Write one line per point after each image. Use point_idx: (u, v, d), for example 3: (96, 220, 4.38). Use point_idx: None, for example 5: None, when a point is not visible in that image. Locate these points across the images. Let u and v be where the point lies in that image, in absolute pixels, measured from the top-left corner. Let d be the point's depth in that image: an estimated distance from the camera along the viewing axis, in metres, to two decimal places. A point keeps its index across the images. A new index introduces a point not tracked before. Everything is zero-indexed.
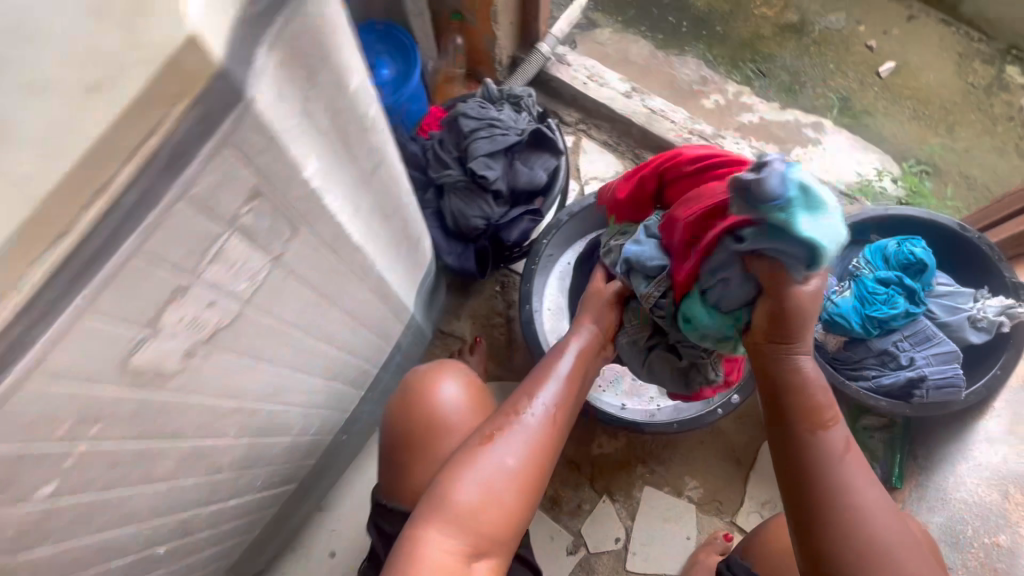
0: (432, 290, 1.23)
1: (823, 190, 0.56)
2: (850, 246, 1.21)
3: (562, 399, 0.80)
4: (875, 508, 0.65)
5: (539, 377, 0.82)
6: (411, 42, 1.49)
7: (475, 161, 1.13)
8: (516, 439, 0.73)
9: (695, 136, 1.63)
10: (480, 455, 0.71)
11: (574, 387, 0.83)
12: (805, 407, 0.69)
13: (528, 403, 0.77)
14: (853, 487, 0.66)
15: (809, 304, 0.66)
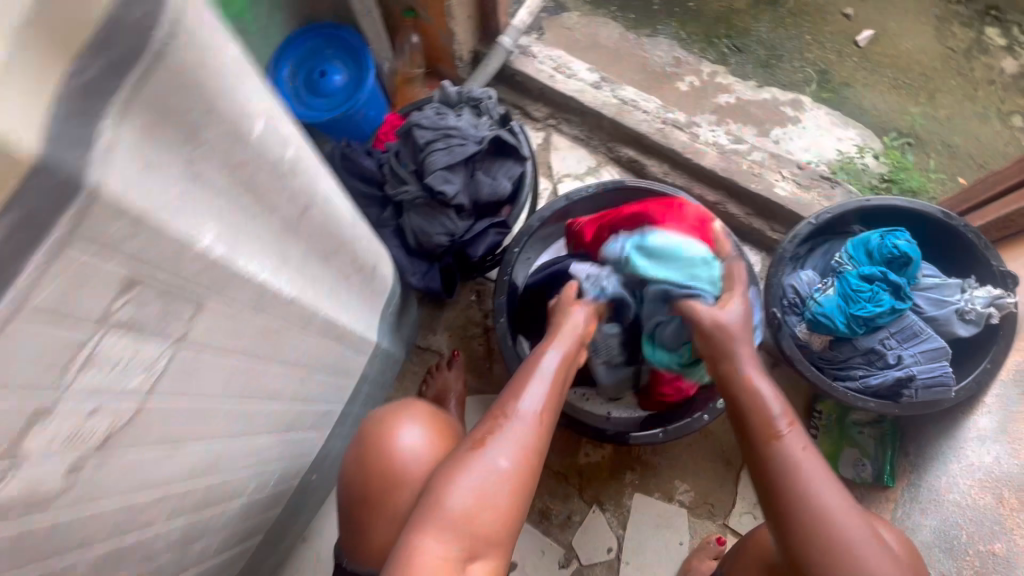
0: (399, 312, 1.17)
1: (666, 243, 0.92)
2: (832, 239, 1.16)
3: (551, 396, 0.77)
4: (832, 506, 0.70)
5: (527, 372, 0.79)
6: (363, 46, 1.41)
7: (433, 176, 1.06)
8: (507, 439, 0.71)
9: (668, 125, 1.55)
10: (472, 462, 0.69)
11: (561, 380, 0.81)
12: (761, 414, 0.75)
13: (516, 403, 0.75)
14: (810, 484, 0.71)
15: (734, 331, 0.83)
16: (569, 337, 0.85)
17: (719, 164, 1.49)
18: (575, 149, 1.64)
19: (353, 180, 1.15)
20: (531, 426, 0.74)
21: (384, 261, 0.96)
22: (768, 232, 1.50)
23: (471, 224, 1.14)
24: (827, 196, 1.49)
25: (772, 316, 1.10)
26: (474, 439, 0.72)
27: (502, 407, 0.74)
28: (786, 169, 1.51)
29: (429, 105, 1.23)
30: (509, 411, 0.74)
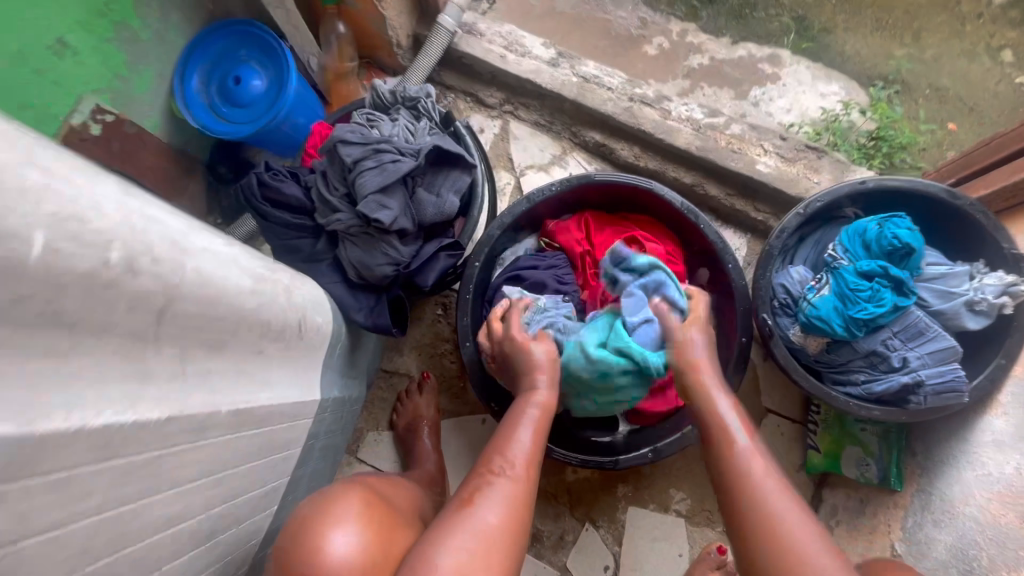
0: (349, 352, 1.04)
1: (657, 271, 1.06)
2: (826, 226, 1.04)
3: (533, 452, 0.82)
4: (786, 510, 0.71)
5: (513, 424, 0.86)
6: (280, 44, 1.22)
7: (365, 201, 0.90)
8: (494, 496, 0.73)
9: (636, 102, 1.38)
10: (461, 518, 0.70)
11: (540, 432, 0.86)
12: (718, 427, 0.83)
13: (501, 461, 0.78)
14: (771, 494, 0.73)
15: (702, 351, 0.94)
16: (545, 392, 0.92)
17: (694, 142, 1.34)
18: (536, 136, 1.49)
19: (278, 209, 1.00)
20: (517, 477, 0.77)
21: (310, 308, 0.82)
22: (752, 212, 1.37)
23: (418, 249, 1.00)
24: (814, 167, 1.35)
25: (762, 322, 0.99)
26: (461, 499, 0.73)
27: (490, 466, 0.78)
28: (767, 141, 1.36)
29: (359, 112, 1.07)
30: (497, 464, 0.78)
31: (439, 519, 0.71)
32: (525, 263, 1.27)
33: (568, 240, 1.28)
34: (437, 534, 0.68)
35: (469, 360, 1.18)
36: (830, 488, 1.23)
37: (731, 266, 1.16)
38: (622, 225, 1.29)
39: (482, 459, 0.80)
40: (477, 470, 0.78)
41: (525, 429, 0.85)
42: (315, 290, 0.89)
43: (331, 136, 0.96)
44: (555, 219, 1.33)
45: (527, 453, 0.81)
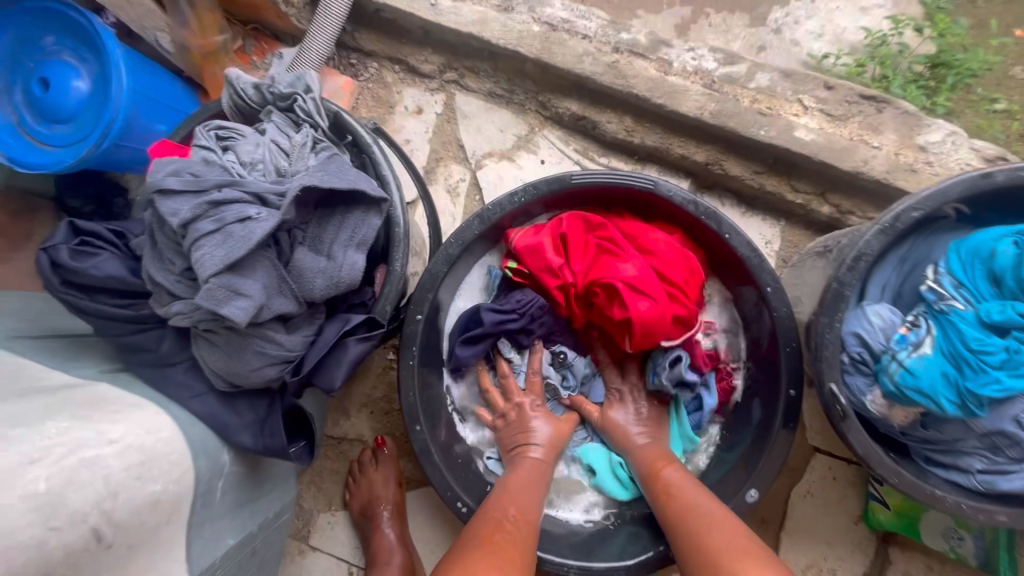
0: (244, 476, 0.74)
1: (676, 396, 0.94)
2: (916, 237, 0.71)
3: (530, 493, 0.79)
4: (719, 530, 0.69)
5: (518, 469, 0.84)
6: (94, 22, 0.83)
7: (204, 290, 0.57)
8: (505, 535, 0.70)
9: (624, 54, 0.99)
10: (481, 555, 0.65)
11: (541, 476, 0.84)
12: (649, 469, 0.84)
13: (506, 504, 0.76)
14: (704, 517, 0.72)
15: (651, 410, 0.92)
16: (543, 440, 0.88)
17: (707, 106, 0.96)
18: (491, 112, 1.11)
19: (98, 297, 0.67)
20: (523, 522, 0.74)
21: (126, 486, 0.52)
22: (788, 194, 1.02)
23: (314, 336, 0.68)
24: (873, 125, 0.97)
25: (828, 395, 0.68)
26: (478, 539, 0.69)
27: (501, 511, 0.74)
28: (806, 94, 0.98)
29: (203, 126, 0.70)
30: (502, 508, 0.75)
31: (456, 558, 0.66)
32: (491, 323, 0.91)
33: (540, 267, 0.88)
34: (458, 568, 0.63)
35: (421, 449, 0.86)
36: (901, 550, 0.99)
37: (770, 289, 0.83)
38: (614, 236, 0.88)
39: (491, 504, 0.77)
40: (483, 517, 0.74)
41: (527, 471, 0.83)
42: (148, 437, 0.58)
43: (146, 181, 0.61)
44: (521, 228, 0.92)
45: (529, 498, 0.78)
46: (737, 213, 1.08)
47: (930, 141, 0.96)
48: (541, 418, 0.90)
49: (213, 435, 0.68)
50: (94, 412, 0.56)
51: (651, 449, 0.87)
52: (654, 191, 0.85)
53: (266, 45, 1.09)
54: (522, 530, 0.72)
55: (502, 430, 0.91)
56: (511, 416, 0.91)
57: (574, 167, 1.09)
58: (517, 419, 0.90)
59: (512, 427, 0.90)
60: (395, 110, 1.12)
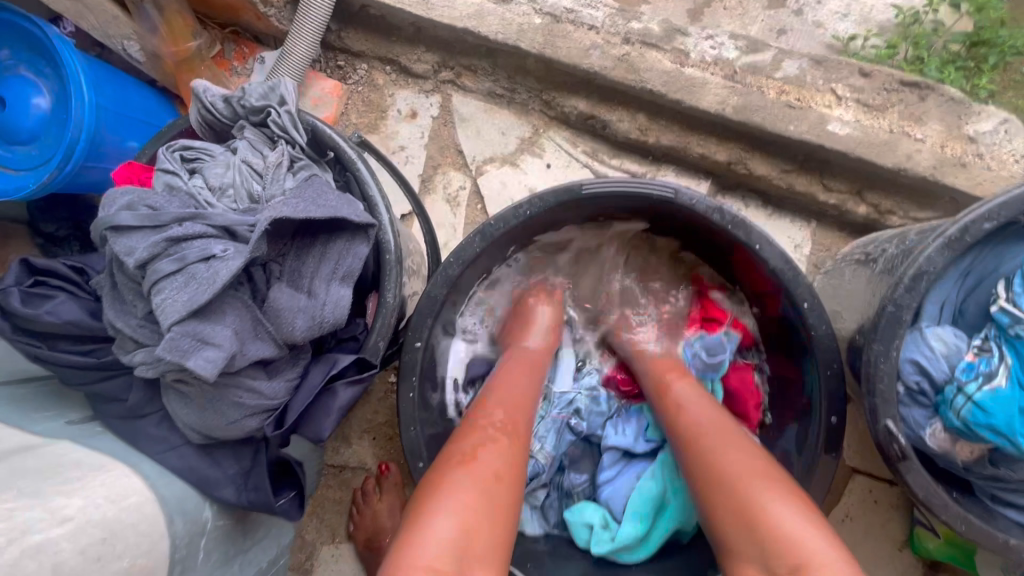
0: (229, 530, 0.67)
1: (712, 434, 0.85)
2: (981, 249, 0.62)
3: (523, 399, 0.72)
4: (733, 456, 0.62)
5: (507, 374, 0.76)
6: (50, 33, 0.76)
7: (165, 339, 0.50)
8: (494, 443, 0.63)
9: (635, 45, 0.89)
10: (464, 476, 0.58)
11: (534, 381, 0.77)
12: (656, 380, 0.78)
13: (498, 410, 0.68)
14: (715, 439, 0.65)
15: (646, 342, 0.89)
16: (536, 339, 0.85)
17: (729, 100, 0.87)
18: (492, 114, 1.02)
19: (57, 345, 0.60)
20: (507, 436, 0.64)
21: (81, 571, 0.46)
22: (820, 194, 0.93)
23: (298, 379, 0.60)
24: (915, 115, 0.87)
25: (884, 433, 0.59)
26: (462, 452, 0.61)
27: (488, 419, 0.66)
28: (839, 82, 0.88)
29: (168, 147, 0.63)
30: (488, 415, 0.67)
31: (438, 473, 0.59)
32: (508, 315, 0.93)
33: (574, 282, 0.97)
34: (434, 490, 0.57)
35: None
36: None
37: (808, 305, 0.73)
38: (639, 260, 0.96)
39: (477, 411, 0.68)
40: (470, 421, 0.66)
41: (519, 371, 0.77)
42: (112, 507, 0.51)
43: (97, 217, 0.54)
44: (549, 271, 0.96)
45: (521, 397, 0.72)
46: (763, 216, 0.99)
47: (980, 130, 0.86)
48: (544, 310, 0.89)
49: (193, 491, 0.61)
50: (49, 484, 0.49)
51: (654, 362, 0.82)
52: (674, 200, 0.76)
53: (246, 49, 1.00)
54: (510, 436, 0.65)
55: (514, 319, 0.89)
56: (518, 323, 0.88)
57: (583, 171, 1.00)
58: (520, 311, 0.89)
59: (516, 318, 0.89)
60: (387, 115, 1.04)
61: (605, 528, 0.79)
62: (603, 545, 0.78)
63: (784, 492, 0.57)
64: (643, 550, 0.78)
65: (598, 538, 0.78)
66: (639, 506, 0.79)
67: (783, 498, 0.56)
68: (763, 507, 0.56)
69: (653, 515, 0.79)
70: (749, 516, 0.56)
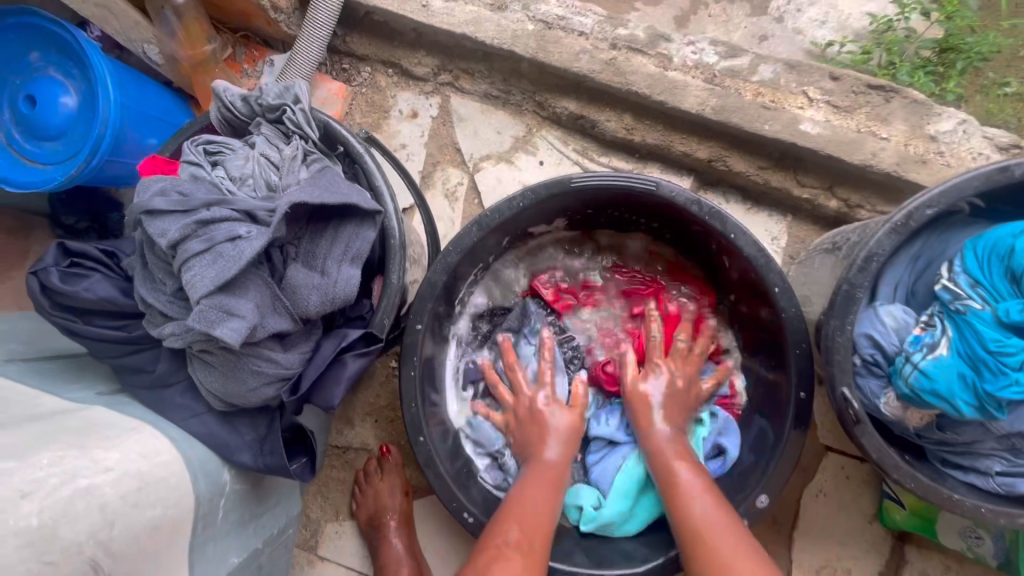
0: (244, 495, 0.73)
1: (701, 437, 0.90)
2: (929, 235, 0.68)
3: (543, 503, 0.75)
4: (730, 559, 0.67)
5: (529, 474, 0.79)
6: (79, 37, 0.82)
7: (195, 312, 0.56)
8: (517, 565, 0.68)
9: (622, 50, 0.96)
10: None
11: (557, 489, 0.78)
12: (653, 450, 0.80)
13: (518, 526, 0.72)
14: (711, 534, 0.69)
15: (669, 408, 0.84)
16: (554, 447, 0.82)
17: (709, 101, 0.94)
18: (488, 114, 1.09)
19: (91, 320, 0.66)
20: (531, 556, 0.70)
21: (123, 514, 0.52)
22: (794, 189, 0.99)
23: (311, 352, 0.66)
24: (881, 115, 0.94)
25: (841, 400, 0.65)
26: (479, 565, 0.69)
27: (507, 535, 0.71)
28: (811, 85, 0.95)
29: (192, 141, 0.69)
30: (509, 532, 0.71)
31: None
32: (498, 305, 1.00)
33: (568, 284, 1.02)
34: None
35: (423, 459, 0.83)
36: (918, 549, 0.97)
37: (778, 289, 0.80)
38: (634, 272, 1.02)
39: (498, 522, 0.74)
40: (495, 535, 0.72)
41: (541, 479, 0.78)
42: (145, 461, 0.57)
43: (134, 202, 0.60)
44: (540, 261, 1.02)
45: (540, 504, 0.75)
46: (743, 209, 1.06)
47: (941, 130, 0.93)
48: (557, 411, 0.85)
49: (213, 455, 0.67)
50: (91, 439, 0.55)
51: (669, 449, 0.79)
52: (656, 192, 0.82)
53: (256, 53, 1.07)
54: (528, 554, 0.70)
55: (527, 428, 0.85)
56: (523, 416, 0.87)
57: (573, 168, 1.06)
58: (532, 417, 0.86)
59: (527, 426, 0.86)
60: (390, 115, 1.10)
61: (593, 507, 0.86)
62: (592, 523, 0.85)
63: None
64: (630, 526, 0.85)
65: (586, 517, 0.85)
66: (626, 485, 0.85)
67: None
68: None
69: (637, 494, 0.85)
70: None
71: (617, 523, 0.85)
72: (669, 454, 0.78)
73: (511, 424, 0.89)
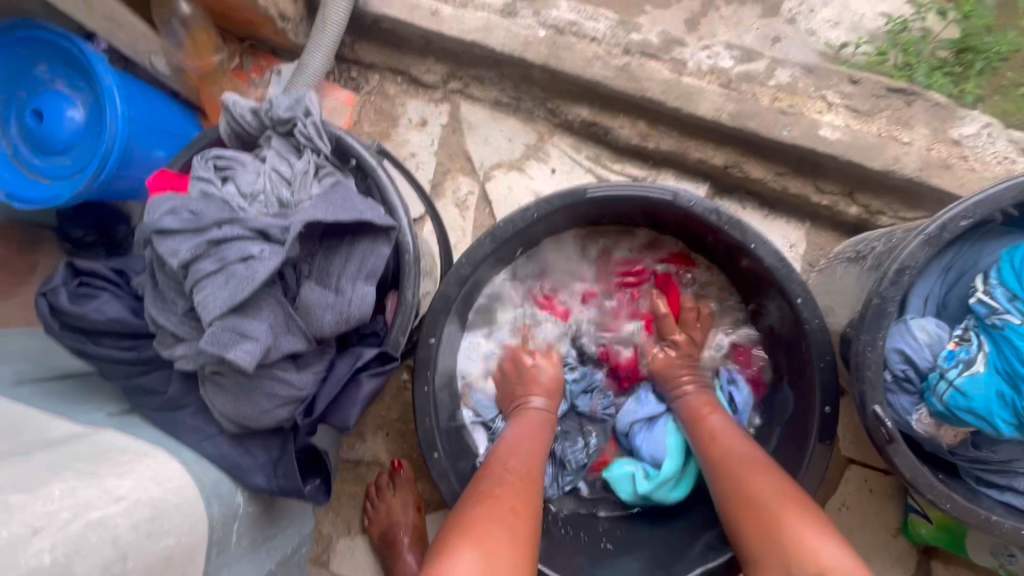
0: (257, 518, 0.71)
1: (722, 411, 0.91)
2: (961, 245, 0.66)
3: (531, 441, 0.77)
4: (750, 476, 0.68)
5: (519, 419, 0.82)
6: (84, 49, 0.81)
7: (208, 333, 0.54)
8: (510, 485, 0.67)
9: (635, 55, 0.94)
10: (485, 512, 0.62)
11: (543, 434, 0.79)
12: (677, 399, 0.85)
13: (513, 458, 0.72)
14: (732, 458, 0.72)
15: (671, 364, 0.88)
16: (543, 395, 0.85)
17: (725, 107, 0.92)
18: (498, 121, 1.07)
19: (101, 341, 0.64)
20: (527, 480, 0.69)
21: (135, 546, 0.50)
22: (814, 195, 0.97)
23: (325, 372, 0.65)
24: (902, 119, 0.92)
25: (873, 418, 0.63)
26: (476, 493, 0.66)
27: (503, 465, 0.71)
28: (830, 89, 0.93)
29: (202, 156, 0.68)
30: (500, 464, 0.71)
31: (456, 518, 0.63)
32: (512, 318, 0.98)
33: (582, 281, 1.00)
34: (456, 529, 0.60)
35: (439, 477, 0.81)
36: (944, 564, 0.95)
37: (801, 300, 0.77)
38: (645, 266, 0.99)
39: (490, 462, 0.73)
40: (488, 470, 0.71)
41: (532, 428, 0.79)
42: (158, 488, 0.55)
43: (144, 221, 0.59)
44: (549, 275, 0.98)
45: (529, 444, 0.76)
46: (760, 216, 1.03)
47: (964, 134, 0.90)
48: (540, 359, 0.89)
49: (227, 477, 0.65)
50: (101, 467, 0.54)
51: (689, 397, 0.84)
52: (674, 202, 0.80)
53: (264, 62, 1.05)
54: (523, 479, 0.69)
55: (513, 380, 0.89)
56: (514, 366, 0.90)
57: (586, 176, 1.04)
58: (518, 372, 0.89)
59: (512, 380, 0.89)
60: (399, 123, 1.09)
61: (646, 477, 0.87)
62: (650, 486, 0.86)
63: (801, 508, 0.63)
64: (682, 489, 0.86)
65: (644, 484, 0.86)
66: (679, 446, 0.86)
67: (797, 515, 0.62)
68: (784, 524, 0.61)
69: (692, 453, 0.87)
70: (777, 536, 0.61)
71: (670, 487, 0.86)
72: (692, 399, 0.83)
73: (503, 375, 0.91)
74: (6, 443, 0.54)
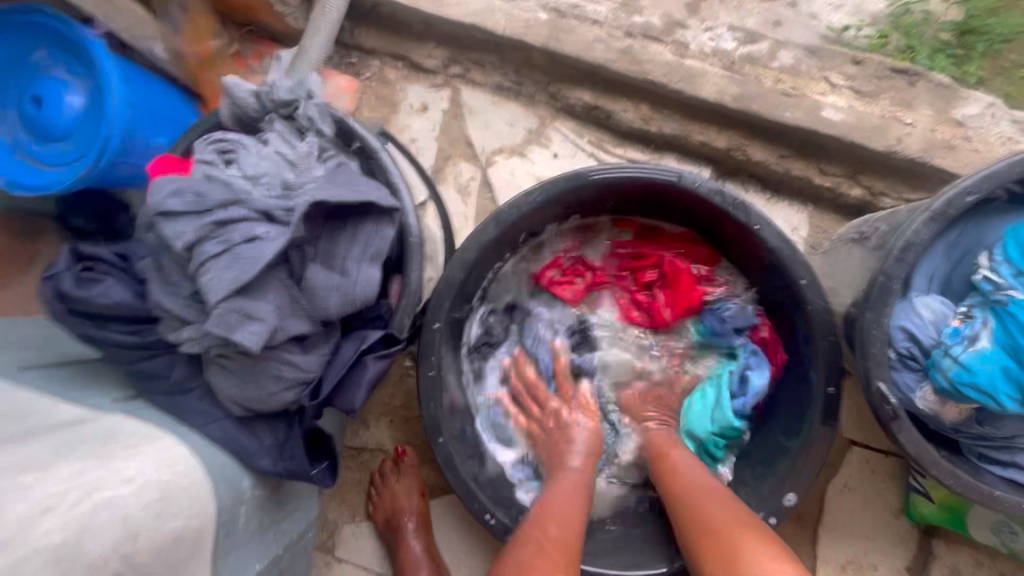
0: (264, 502, 0.71)
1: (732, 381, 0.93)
2: (966, 223, 0.66)
3: (574, 498, 0.75)
4: (709, 504, 0.70)
5: (557, 477, 0.80)
6: (83, 34, 0.80)
7: (214, 315, 0.54)
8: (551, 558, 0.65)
9: (637, 38, 0.94)
10: None
11: (584, 492, 0.77)
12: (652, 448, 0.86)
13: (555, 525, 0.69)
14: (696, 488, 0.73)
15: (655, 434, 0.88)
16: (582, 448, 0.84)
17: (729, 89, 0.91)
18: (499, 106, 1.06)
19: (106, 325, 0.64)
20: (567, 549, 0.67)
21: (145, 526, 0.50)
22: (816, 178, 0.97)
23: (330, 354, 0.65)
24: (905, 100, 0.91)
25: (877, 396, 0.63)
26: (519, 563, 0.64)
27: (545, 532, 0.68)
28: (833, 70, 0.93)
29: (205, 140, 0.67)
30: (544, 527, 0.69)
31: None
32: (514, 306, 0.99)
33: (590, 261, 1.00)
34: None
35: (445, 462, 0.81)
36: (946, 544, 0.96)
37: (805, 282, 0.78)
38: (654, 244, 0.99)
39: (531, 521, 0.71)
40: (528, 535, 0.69)
41: (571, 487, 0.77)
42: (166, 470, 0.56)
43: (147, 203, 0.58)
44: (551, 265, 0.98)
45: (570, 505, 0.73)
46: (763, 199, 1.02)
47: (967, 115, 0.90)
48: (581, 412, 0.89)
49: (233, 461, 0.65)
50: (109, 449, 0.54)
51: (660, 441, 0.86)
52: (678, 182, 0.80)
53: (263, 48, 1.04)
54: (565, 549, 0.67)
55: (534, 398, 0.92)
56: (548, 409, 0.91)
57: (588, 160, 1.04)
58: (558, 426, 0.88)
59: (553, 434, 0.87)
60: (399, 109, 1.08)
61: None
62: None
63: (750, 529, 0.64)
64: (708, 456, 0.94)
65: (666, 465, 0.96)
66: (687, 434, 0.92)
67: (750, 535, 0.63)
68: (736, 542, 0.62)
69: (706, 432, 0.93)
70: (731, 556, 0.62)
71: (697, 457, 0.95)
72: (664, 445, 0.85)
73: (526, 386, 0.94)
74: (15, 426, 0.54)
